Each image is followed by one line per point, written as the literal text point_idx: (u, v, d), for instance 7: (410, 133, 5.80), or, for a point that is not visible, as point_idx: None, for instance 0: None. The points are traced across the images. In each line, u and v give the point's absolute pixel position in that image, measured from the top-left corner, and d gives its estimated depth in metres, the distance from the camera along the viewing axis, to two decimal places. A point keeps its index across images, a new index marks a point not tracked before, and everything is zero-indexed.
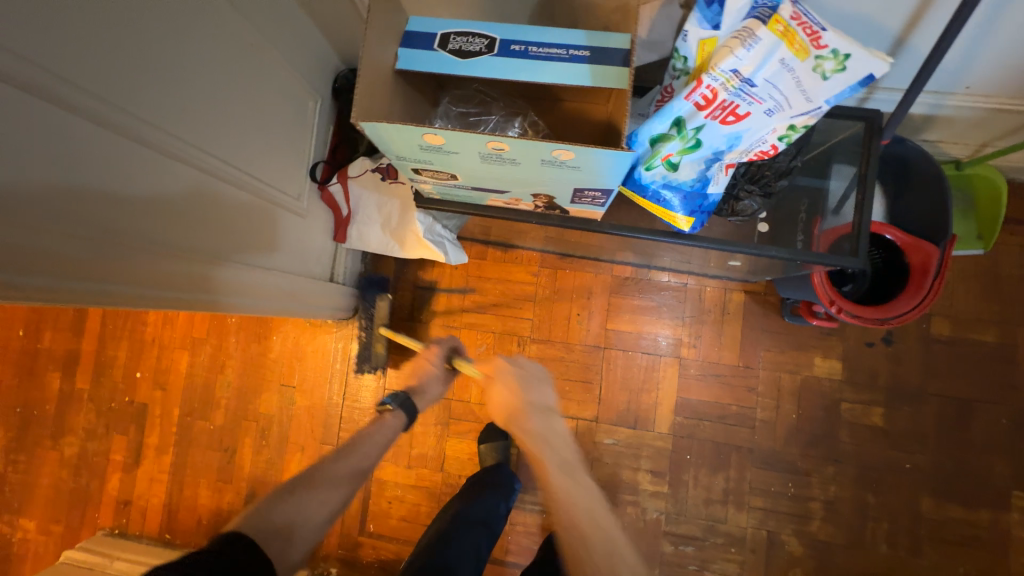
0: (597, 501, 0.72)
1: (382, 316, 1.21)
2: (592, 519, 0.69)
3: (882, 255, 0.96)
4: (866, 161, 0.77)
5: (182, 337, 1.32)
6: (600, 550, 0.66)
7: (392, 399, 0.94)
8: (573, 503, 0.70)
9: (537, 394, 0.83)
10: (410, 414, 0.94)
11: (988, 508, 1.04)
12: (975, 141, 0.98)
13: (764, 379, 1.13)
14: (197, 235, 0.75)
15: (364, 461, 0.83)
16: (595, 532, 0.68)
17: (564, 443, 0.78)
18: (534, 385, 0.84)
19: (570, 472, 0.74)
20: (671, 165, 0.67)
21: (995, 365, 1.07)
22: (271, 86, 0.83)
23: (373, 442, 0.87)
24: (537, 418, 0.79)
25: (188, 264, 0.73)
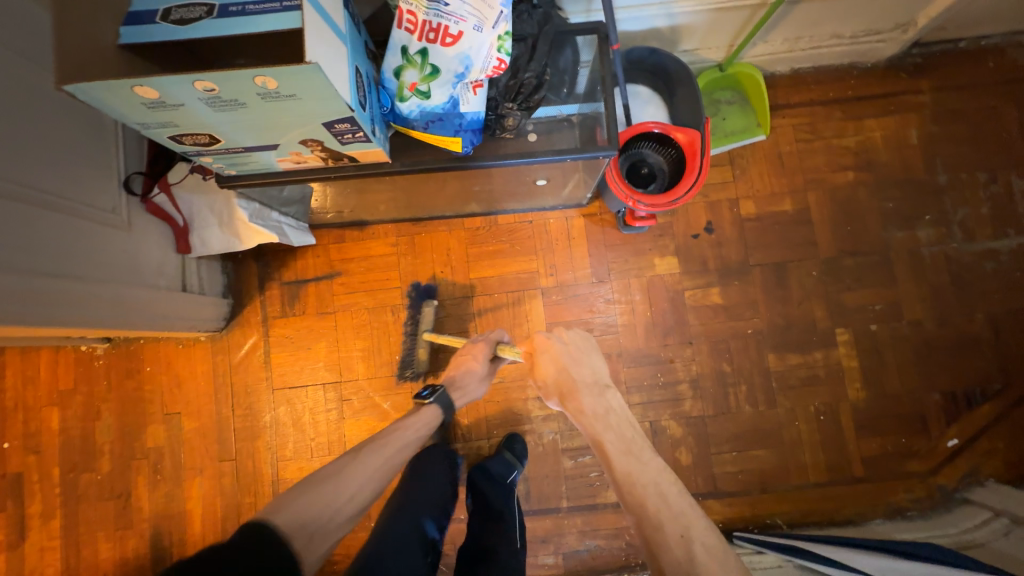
0: (670, 486, 0.74)
1: (427, 322, 1.21)
2: (662, 501, 0.72)
3: (672, 150, 1.08)
4: (604, 63, 0.90)
5: (48, 393, 1.25)
6: (675, 536, 0.68)
7: (432, 393, 0.96)
8: (642, 484, 0.74)
9: (591, 374, 0.89)
10: (446, 405, 0.95)
11: (818, 348, 1.20)
12: (724, 43, 1.15)
13: (616, 287, 1.23)
14: (8, 252, 0.74)
15: (398, 452, 0.82)
16: (670, 516, 0.70)
17: (623, 423, 0.83)
18: (585, 363, 0.90)
19: (635, 454, 0.78)
20: (422, 93, 0.75)
21: (796, 228, 1.24)
22: (63, 108, 0.84)
23: (407, 438, 0.86)
24: (593, 397, 0.86)
25: (3, 277, 0.73)
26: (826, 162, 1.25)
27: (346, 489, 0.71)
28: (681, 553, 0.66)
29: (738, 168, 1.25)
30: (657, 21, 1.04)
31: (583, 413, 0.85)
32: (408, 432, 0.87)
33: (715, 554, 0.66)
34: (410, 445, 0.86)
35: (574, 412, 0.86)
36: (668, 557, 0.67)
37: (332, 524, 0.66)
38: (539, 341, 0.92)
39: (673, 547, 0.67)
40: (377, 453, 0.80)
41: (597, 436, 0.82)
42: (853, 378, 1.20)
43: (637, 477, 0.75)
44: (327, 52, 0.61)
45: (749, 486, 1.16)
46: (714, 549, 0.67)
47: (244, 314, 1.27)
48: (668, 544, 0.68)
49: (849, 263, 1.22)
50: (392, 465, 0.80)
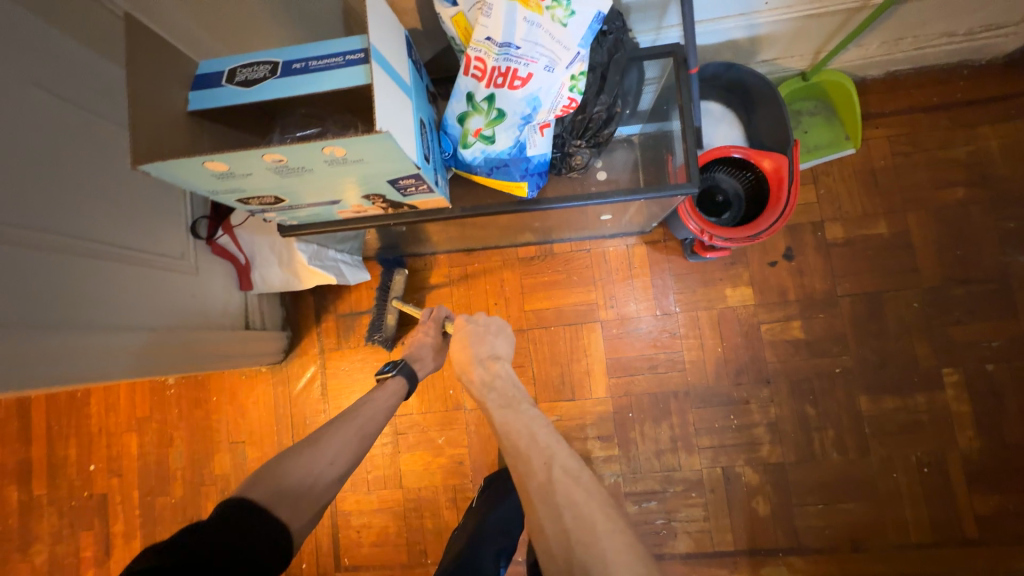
0: (541, 427, 0.69)
1: (397, 289, 1.19)
2: (530, 437, 0.67)
3: (750, 174, 0.98)
4: (683, 90, 0.80)
5: (127, 420, 1.33)
6: (539, 465, 0.63)
7: (393, 367, 0.94)
8: (513, 429, 0.69)
9: (487, 345, 0.82)
10: (410, 376, 0.93)
11: (920, 391, 1.06)
12: (809, 51, 1.02)
13: (684, 321, 1.14)
14: (76, 308, 0.75)
15: (371, 421, 0.83)
16: (534, 449, 0.65)
17: (507, 382, 0.77)
18: (484, 335, 0.83)
19: (512, 407, 0.72)
20: (487, 138, 0.70)
21: (894, 253, 1.09)
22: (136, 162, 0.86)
23: (376, 408, 0.85)
24: (482, 367, 0.78)
25: (79, 336, 0.75)
26: (930, 176, 1.10)
27: (319, 458, 0.73)
28: (545, 480, 0.61)
29: (823, 187, 1.12)
30: (735, 33, 0.94)
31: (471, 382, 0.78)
32: (376, 403, 0.86)
33: (580, 479, 0.62)
34: (379, 412, 0.85)
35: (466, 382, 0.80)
36: (533, 486, 0.62)
37: (317, 489, 0.70)
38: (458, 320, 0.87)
39: (538, 477, 0.62)
40: (345, 425, 0.79)
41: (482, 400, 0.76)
42: (964, 426, 1.04)
43: (511, 424, 0.69)
44: (396, 112, 0.56)
45: (838, 543, 1.05)
46: (575, 473, 0.62)
47: (302, 345, 1.29)
48: (534, 476, 0.62)
49: (959, 294, 1.06)
50: (367, 433, 0.81)
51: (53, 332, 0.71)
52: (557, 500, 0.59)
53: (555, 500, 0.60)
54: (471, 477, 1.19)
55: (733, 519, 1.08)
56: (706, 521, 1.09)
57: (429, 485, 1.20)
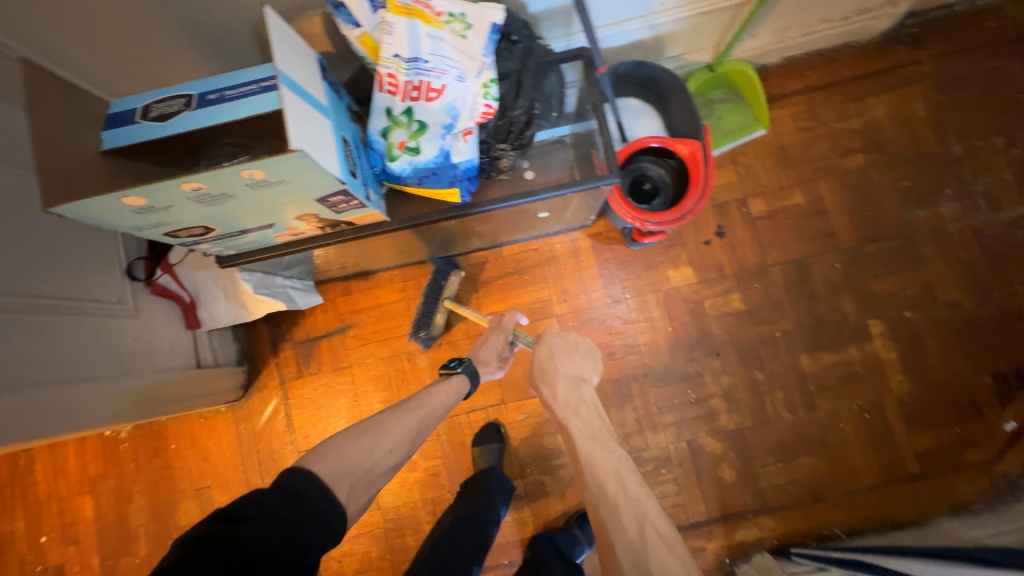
0: (627, 470, 0.77)
1: (449, 290, 1.18)
2: (622, 487, 0.74)
3: (673, 161, 1.05)
4: (594, 88, 0.88)
5: (79, 482, 1.25)
6: (630, 520, 0.70)
7: (460, 363, 0.96)
8: (603, 470, 0.76)
9: (574, 365, 0.92)
10: (472, 376, 0.95)
11: (852, 343, 1.14)
12: (710, 44, 1.11)
13: (633, 305, 1.19)
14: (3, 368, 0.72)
15: (427, 413, 0.83)
16: (625, 498, 0.72)
17: (593, 414, 0.85)
18: (572, 356, 0.93)
19: (600, 442, 0.80)
20: (412, 149, 0.73)
21: (812, 220, 1.19)
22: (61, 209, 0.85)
23: (438, 404, 0.86)
24: (569, 387, 0.88)
25: (15, 396, 0.72)
26: (833, 147, 1.21)
27: (381, 445, 0.72)
28: (633, 529, 0.69)
29: (742, 167, 1.21)
30: (640, 33, 1.01)
31: (557, 399, 0.86)
32: (437, 399, 0.86)
33: (669, 545, 0.67)
34: (437, 413, 0.85)
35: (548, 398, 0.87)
36: (622, 539, 0.68)
37: (372, 472, 0.69)
38: (545, 330, 0.96)
39: (627, 525, 0.69)
40: (408, 414, 0.80)
41: (567, 422, 0.84)
42: (895, 370, 1.13)
43: (599, 460, 0.77)
44: (311, 130, 0.59)
45: (801, 498, 1.10)
46: (668, 541, 0.68)
47: (261, 378, 1.26)
48: (622, 518, 0.71)
49: (872, 250, 1.16)
50: (422, 428, 0.81)
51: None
52: (643, 558, 0.66)
53: (643, 560, 0.65)
54: (448, 487, 1.18)
55: (704, 489, 1.12)
56: (679, 495, 1.12)
57: (407, 502, 1.19)
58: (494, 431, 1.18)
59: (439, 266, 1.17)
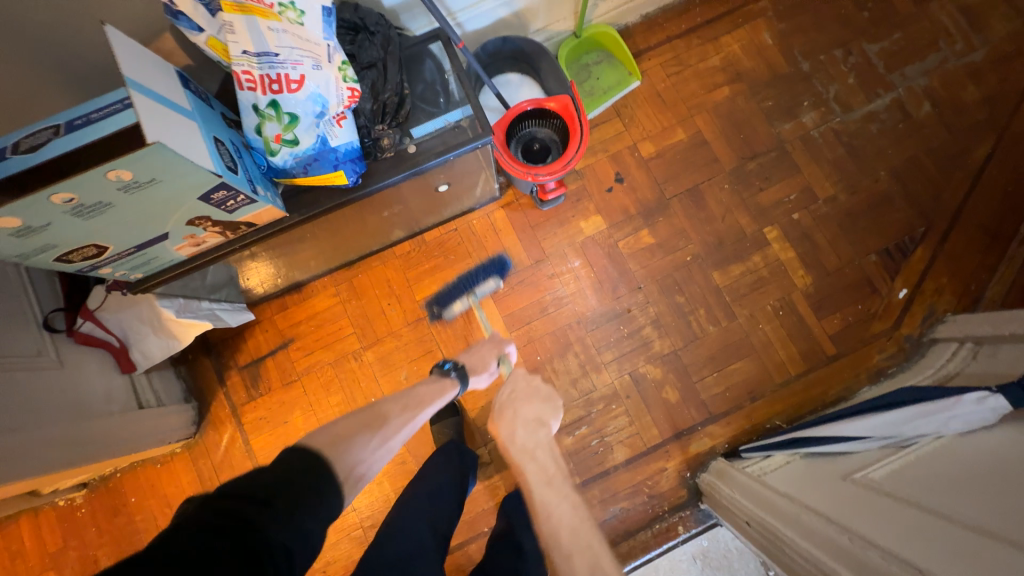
0: (576, 512, 0.77)
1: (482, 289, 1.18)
2: (574, 534, 0.73)
3: (556, 121, 1.14)
4: (454, 59, 0.97)
5: (39, 561, 1.20)
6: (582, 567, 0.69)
7: (453, 366, 0.97)
8: (557, 521, 0.75)
9: (533, 411, 0.91)
10: (461, 378, 0.94)
11: (754, 251, 1.25)
12: (569, 13, 1.23)
13: (555, 261, 1.27)
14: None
15: (415, 410, 0.85)
16: (578, 547, 0.72)
17: (549, 459, 0.84)
18: (534, 399, 0.93)
19: (555, 487, 0.80)
20: (290, 141, 0.78)
21: (696, 151, 1.30)
22: None
23: (426, 405, 0.88)
24: (527, 431, 0.87)
25: None
26: (701, 85, 1.33)
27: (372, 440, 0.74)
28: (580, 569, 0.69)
29: (626, 117, 1.32)
30: (498, 12, 1.11)
31: (513, 442, 0.86)
32: (422, 401, 0.88)
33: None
34: (421, 415, 0.85)
35: (504, 439, 0.87)
36: None
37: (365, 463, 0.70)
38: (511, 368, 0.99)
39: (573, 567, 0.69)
40: (401, 413, 0.82)
41: (521, 466, 0.83)
42: (796, 267, 1.24)
43: (552, 508, 0.77)
44: (170, 128, 0.63)
45: (739, 401, 1.19)
46: None
47: (212, 411, 1.26)
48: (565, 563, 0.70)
49: (753, 167, 1.29)
50: (413, 426, 0.83)
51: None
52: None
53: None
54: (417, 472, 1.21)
55: (654, 414, 1.19)
56: (633, 425, 1.19)
57: (381, 497, 1.20)
58: (452, 407, 1.22)
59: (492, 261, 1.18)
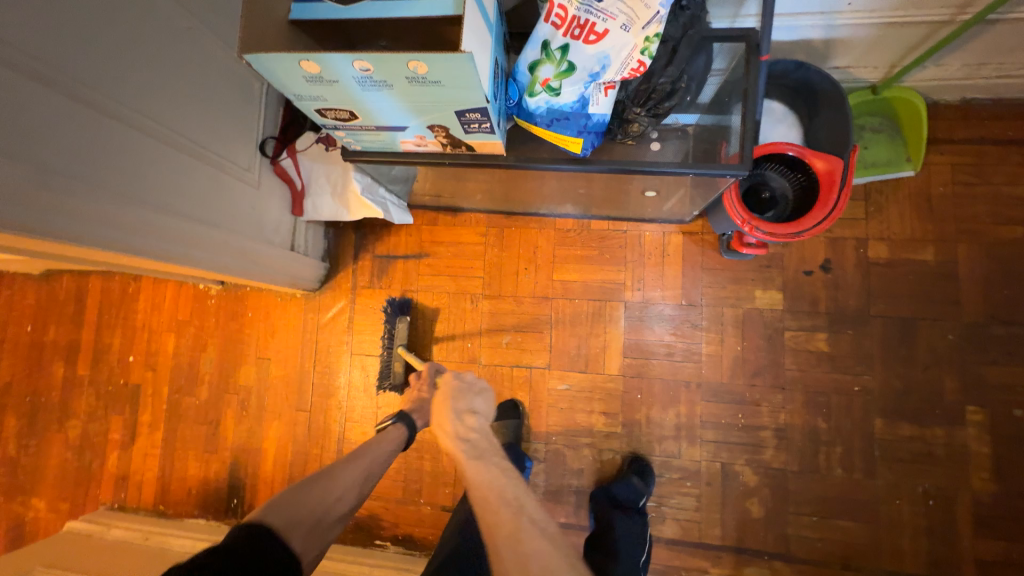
0: (512, 481, 0.69)
1: (401, 336, 1.23)
2: (509, 501, 0.65)
3: (802, 176, 0.97)
4: (752, 74, 0.81)
5: (168, 321, 1.42)
6: (513, 524, 0.62)
7: (397, 417, 0.98)
8: (490, 489, 0.66)
9: (468, 399, 0.82)
10: (410, 428, 0.96)
11: (940, 424, 1.04)
12: (885, 62, 1.00)
13: (708, 314, 1.15)
14: (152, 191, 0.82)
15: (376, 461, 0.86)
16: (511, 513, 0.63)
17: (484, 437, 0.76)
18: (466, 391, 0.83)
19: (487, 460, 0.71)
20: (553, 89, 0.74)
21: (937, 282, 1.07)
22: (222, 74, 0.92)
23: (377, 453, 0.87)
24: (457, 418, 0.78)
25: (162, 216, 0.83)
26: (989, 212, 1.07)
27: (330, 493, 0.74)
28: (513, 532, 0.61)
29: (874, 205, 1.11)
30: (812, 31, 0.94)
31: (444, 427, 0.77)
32: (375, 451, 0.87)
33: (550, 537, 0.61)
34: (377, 461, 0.86)
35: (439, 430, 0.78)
36: (504, 542, 0.60)
37: (320, 523, 0.71)
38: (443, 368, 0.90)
39: (505, 528, 0.61)
40: (349, 463, 0.82)
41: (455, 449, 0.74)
42: (981, 467, 1.02)
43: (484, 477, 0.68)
44: (478, 39, 0.61)
45: (826, 560, 1.04)
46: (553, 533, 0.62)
47: (336, 279, 1.35)
48: (502, 532, 0.61)
49: (999, 333, 1.04)
50: (370, 476, 0.83)
51: (127, 205, 0.77)
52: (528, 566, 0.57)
53: (527, 559, 0.58)
54: None
55: (725, 515, 1.08)
56: (698, 512, 1.09)
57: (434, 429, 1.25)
58: (513, 409, 1.18)
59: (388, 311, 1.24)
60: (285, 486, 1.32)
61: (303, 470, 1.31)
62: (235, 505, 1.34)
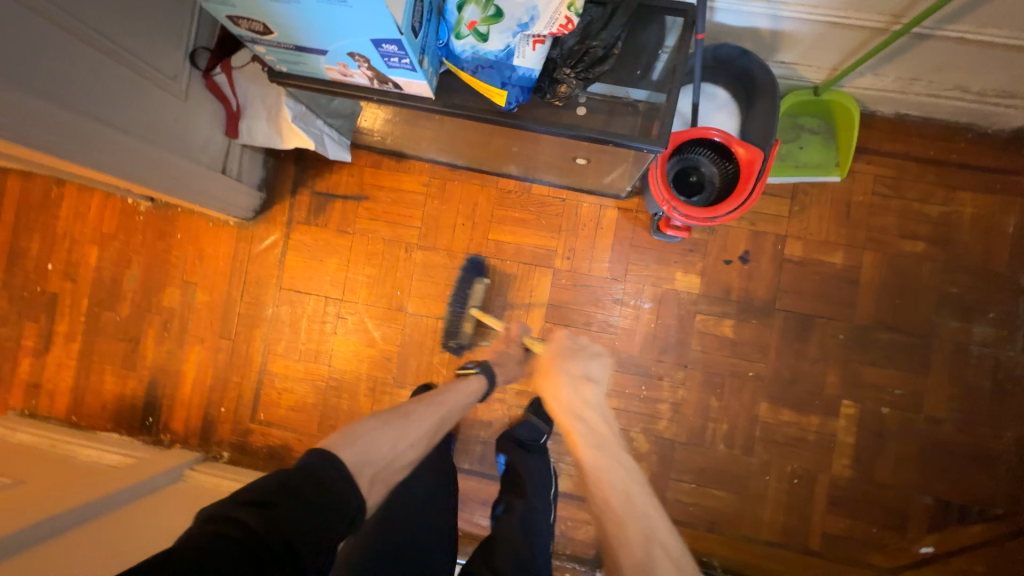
0: (636, 486, 0.74)
1: (476, 298, 1.21)
2: (633, 511, 0.70)
3: (730, 165, 1.00)
4: (683, 51, 0.82)
5: (92, 232, 1.37)
6: (636, 536, 0.67)
7: (477, 365, 1.01)
8: (608, 483, 0.74)
9: (581, 365, 0.89)
10: (490, 379, 0.99)
11: (816, 413, 1.13)
12: (827, 64, 1.02)
13: (628, 290, 1.19)
14: (64, 87, 0.78)
15: (453, 403, 0.88)
16: (631, 517, 0.69)
17: (598, 419, 0.83)
18: (580, 356, 0.90)
19: (606, 451, 0.78)
20: (480, 34, 0.73)
21: (838, 285, 1.14)
22: None
23: (455, 401, 0.88)
24: (573, 389, 0.85)
25: (63, 113, 0.78)
26: (899, 225, 1.13)
27: (402, 439, 0.74)
28: (638, 553, 0.65)
29: (798, 205, 1.15)
30: (759, 20, 0.94)
31: (558, 400, 0.84)
32: (451, 398, 0.88)
33: (675, 561, 0.65)
34: (455, 409, 0.87)
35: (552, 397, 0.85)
36: (627, 555, 0.66)
37: (389, 469, 0.69)
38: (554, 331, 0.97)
39: (629, 546, 0.66)
40: (427, 408, 0.83)
41: (570, 425, 0.82)
42: (843, 454, 1.12)
43: (606, 473, 0.75)
44: None
45: (695, 522, 1.14)
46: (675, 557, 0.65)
47: (272, 211, 1.32)
48: (625, 547, 0.66)
49: (882, 338, 1.12)
50: (442, 424, 0.83)
51: (21, 93, 0.72)
52: None
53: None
54: (393, 373, 1.26)
55: None
56: None
57: (356, 370, 1.28)
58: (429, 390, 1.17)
59: (465, 272, 1.22)
60: (202, 410, 1.33)
61: (222, 397, 1.32)
62: (150, 423, 1.34)
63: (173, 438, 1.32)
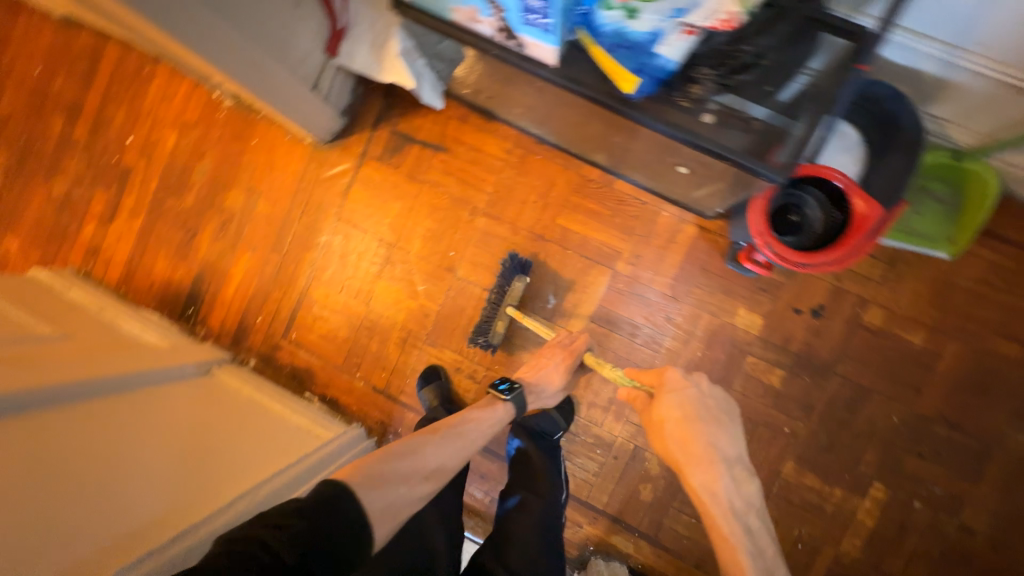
0: None
1: (513, 297, 1.16)
2: None
3: (838, 214, 0.93)
4: (840, 81, 0.71)
5: (175, 117, 1.38)
6: None
7: (510, 390, 0.95)
8: None
9: (716, 435, 0.83)
10: (520, 409, 0.95)
11: (842, 487, 1.09)
12: (983, 129, 0.92)
13: (683, 312, 1.15)
14: None
15: (476, 436, 0.86)
16: None
17: (734, 492, 0.80)
18: (715, 423, 0.84)
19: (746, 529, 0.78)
20: (631, 10, 0.70)
21: (909, 366, 1.07)
22: None
23: (479, 430, 0.87)
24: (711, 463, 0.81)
25: None
26: (998, 321, 1.04)
27: (414, 473, 0.73)
28: None
29: (893, 271, 1.07)
30: (927, 64, 0.85)
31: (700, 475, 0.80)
32: (475, 428, 0.87)
33: None
34: (475, 442, 0.86)
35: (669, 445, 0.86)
36: None
37: (403, 503, 0.69)
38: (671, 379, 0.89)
39: None
40: (449, 440, 0.82)
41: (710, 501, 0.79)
42: (857, 535, 1.08)
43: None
44: None
45: (685, 554, 1.13)
46: None
47: (349, 139, 1.31)
48: None
49: (938, 432, 1.05)
50: (462, 456, 0.82)
51: None
52: None
53: None
54: (427, 330, 1.26)
55: (617, 487, 1.16)
56: (595, 477, 1.17)
57: (392, 318, 1.28)
58: (433, 373, 1.23)
59: (508, 271, 1.15)
60: (239, 314, 1.37)
61: (261, 307, 1.36)
62: (189, 314, 1.39)
63: (208, 333, 1.37)
